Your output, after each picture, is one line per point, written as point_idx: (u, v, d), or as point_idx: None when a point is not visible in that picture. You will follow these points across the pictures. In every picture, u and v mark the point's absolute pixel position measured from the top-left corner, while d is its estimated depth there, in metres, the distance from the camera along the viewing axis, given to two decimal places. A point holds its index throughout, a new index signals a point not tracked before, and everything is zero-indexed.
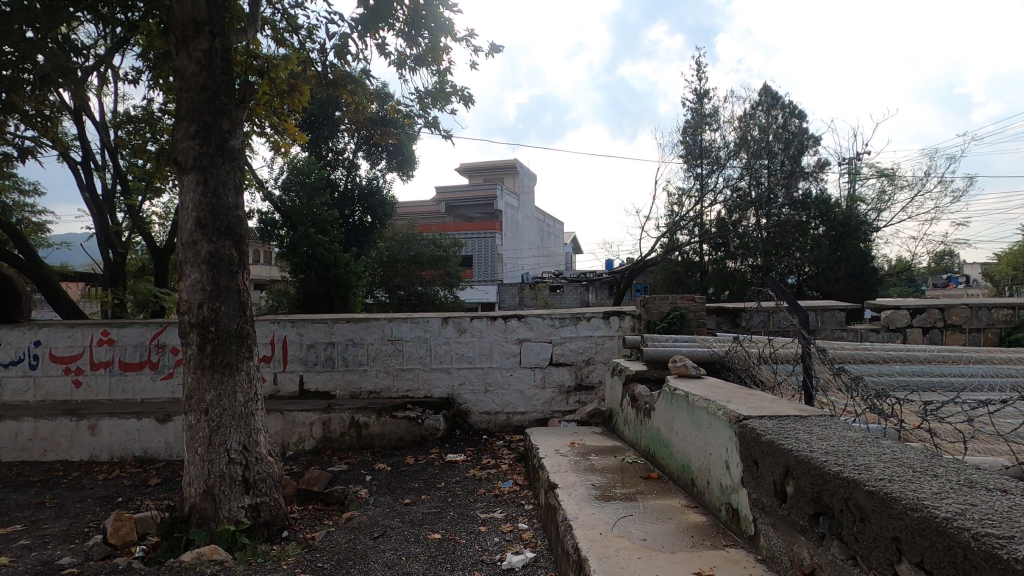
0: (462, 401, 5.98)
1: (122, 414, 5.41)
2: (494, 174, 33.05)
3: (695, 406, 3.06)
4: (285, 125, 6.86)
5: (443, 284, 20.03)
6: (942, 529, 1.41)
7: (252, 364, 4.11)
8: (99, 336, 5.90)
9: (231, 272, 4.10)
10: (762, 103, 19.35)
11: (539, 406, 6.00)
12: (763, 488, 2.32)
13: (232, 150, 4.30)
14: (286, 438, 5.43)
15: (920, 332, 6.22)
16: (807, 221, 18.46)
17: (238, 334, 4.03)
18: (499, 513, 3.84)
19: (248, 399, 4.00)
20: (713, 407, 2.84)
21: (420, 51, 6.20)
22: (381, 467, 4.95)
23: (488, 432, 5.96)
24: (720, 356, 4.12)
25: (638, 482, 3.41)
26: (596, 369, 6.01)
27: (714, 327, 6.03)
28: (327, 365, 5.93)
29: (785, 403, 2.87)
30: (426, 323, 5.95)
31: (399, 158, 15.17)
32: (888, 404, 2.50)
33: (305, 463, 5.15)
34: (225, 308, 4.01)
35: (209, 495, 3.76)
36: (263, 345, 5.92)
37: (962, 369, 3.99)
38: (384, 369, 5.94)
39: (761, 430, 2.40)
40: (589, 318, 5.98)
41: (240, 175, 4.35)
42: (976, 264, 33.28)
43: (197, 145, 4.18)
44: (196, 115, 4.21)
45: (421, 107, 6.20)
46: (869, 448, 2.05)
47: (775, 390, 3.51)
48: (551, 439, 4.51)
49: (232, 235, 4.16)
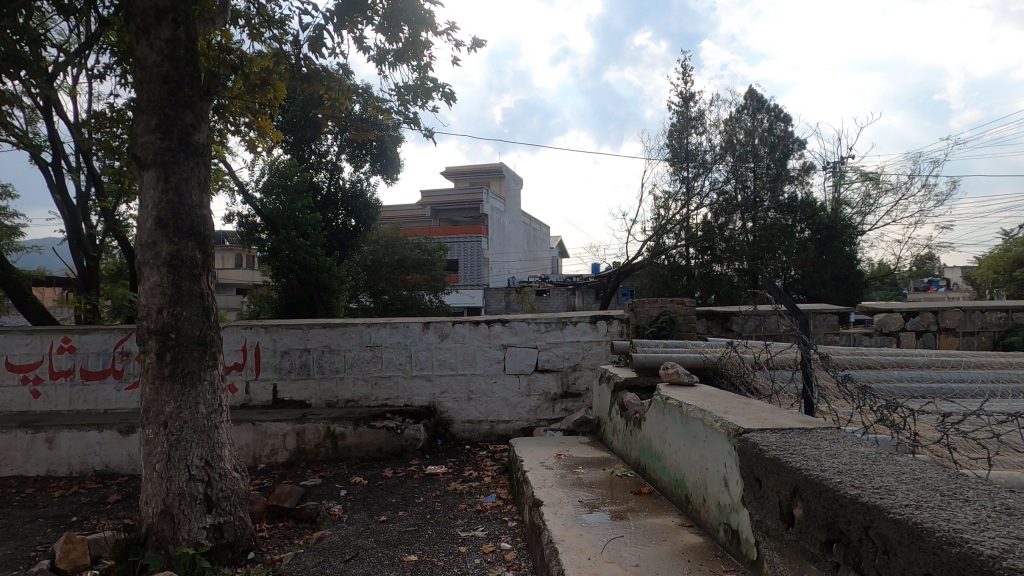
0: (444, 409, 5.74)
1: (81, 426, 5.10)
2: (480, 179, 32.88)
3: (689, 417, 2.86)
4: (260, 123, 6.60)
5: (428, 288, 19.78)
6: (988, 571, 1.21)
7: (217, 373, 3.84)
8: (59, 344, 5.58)
9: (194, 274, 3.84)
10: (748, 106, 19.33)
11: (524, 414, 5.77)
12: (767, 510, 2.11)
13: (196, 145, 4.05)
14: (257, 450, 5.16)
15: (914, 336, 6.09)
16: (793, 225, 18.40)
17: (202, 341, 3.77)
18: (480, 531, 3.60)
19: (211, 411, 3.73)
20: (710, 419, 2.64)
21: (400, 47, 5.97)
22: (358, 480, 4.69)
23: (471, 441, 5.71)
24: (713, 362, 3.92)
25: (628, 498, 3.19)
26: (583, 376, 5.79)
27: (704, 331, 5.86)
28: (302, 373, 5.66)
29: (786, 414, 2.66)
30: (406, 328, 5.71)
31: (383, 161, 14.92)
32: (900, 415, 2.30)
33: (277, 477, 4.87)
34: (187, 313, 3.74)
35: (167, 515, 3.50)
36: (234, 352, 5.64)
37: (963, 375, 3.83)
38: (362, 377, 5.68)
39: (765, 445, 2.20)
40: (577, 322, 5.77)
41: (205, 172, 4.09)
42: (956, 268, 33.56)
43: (158, 139, 3.91)
44: (158, 107, 3.95)
45: (400, 103, 5.95)
46: (885, 468, 1.86)
47: (772, 398, 3.32)
48: (536, 450, 4.29)
49: (196, 236, 3.91)
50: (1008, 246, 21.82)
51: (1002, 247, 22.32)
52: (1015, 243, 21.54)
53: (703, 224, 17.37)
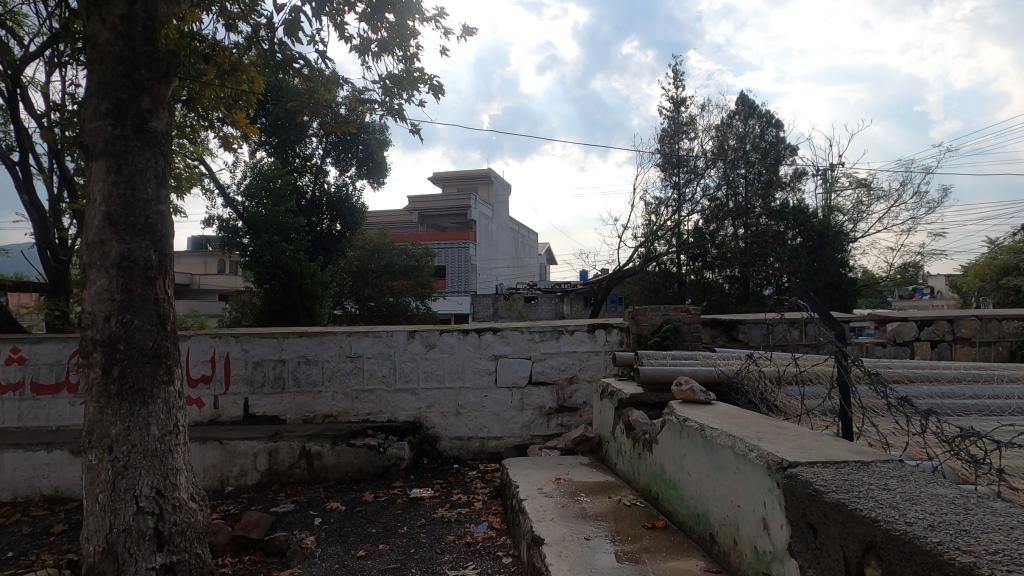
0: (430, 425, 5.31)
1: (28, 446, 4.61)
2: (467, 185, 32.40)
3: (714, 443, 2.47)
4: (235, 117, 6.20)
5: (415, 295, 19.32)
6: None
7: (173, 389, 3.40)
8: (8, 354, 5.10)
9: (148, 278, 3.40)
10: (739, 112, 18.84)
11: (517, 430, 5.36)
12: (828, 567, 1.73)
13: (153, 134, 3.61)
14: (225, 471, 4.70)
15: (928, 346, 5.73)
16: (784, 231, 17.82)
17: (155, 354, 3.32)
18: (470, 570, 3.19)
19: (165, 432, 3.28)
20: (743, 448, 2.26)
21: (384, 36, 5.58)
22: (334, 506, 4.25)
23: (460, 460, 5.29)
24: (728, 376, 3.54)
25: (641, 534, 2.80)
26: (581, 389, 5.40)
27: (709, 341, 5.48)
28: (276, 387, 5.21)
29: (829, 440, 2.28)
30: (390, 337, 5.28)
31: (369, 165, 14.46)
32: (973, 447, 1.95)
33: (245, 502, 4.42)
34: (138, 321, 3.30)
35: (110, 555, 3.05)
36: (202, 364, 5.18)
37: (1001, 391, 3.49)
38: (342, 390, 5.25)
39: (820, 484, 1.82)
40: (573, 331, 5.38)
41: (163, 164, 3.66)
42: (940, 275, 33.34)
43: (109, 126, 3.48)
44: (109, 90, 3.52)
45: (384, 94, 5.54)
46: (988, 520, 1.48)
47: (801, 420, 2.95)
48: (533, 473, 3.88)
49: (151, 235, 3.47)
50: (995, 253, 21.59)
51: (988, 254, 22.11)
52: (1001, 250, 21.32)
53: (693, 231, 17.33)
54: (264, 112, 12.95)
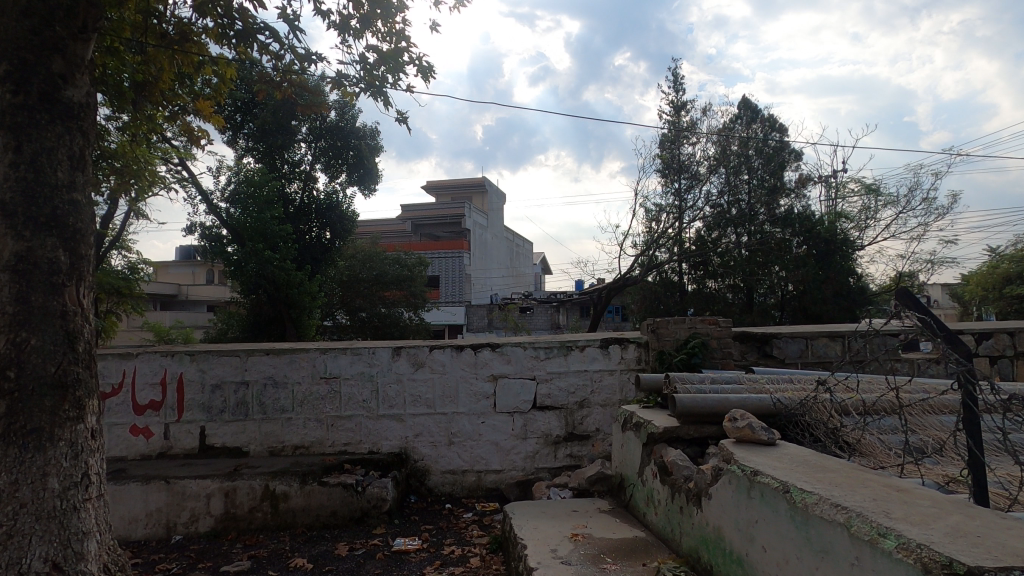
0: (418, 457, 4.56)
1: None
2: (460, 194, 31.69)
3: (812, 514, 1.75)
4: (200, 107, 5.64)
5: (408, 305, 18.53)
6: None
7: (82, 428, 2.66)
8: None
9: (52, 284, 2.66)
10: (741, 116, 18.16)
11: (519, 462, 4.61)
12: None
13: (67, 104, 2.88)
14: (172, 517, 3.94)
15: (988, 363, 5.02)
16: (789, 239, 17.16)
17: (58, 384, 2.57)
18: None
19: (68, 486, 2.55)
20: (869, 531, 1.53)
21: (365, 12, 4.87)
22: (299, 564, 3.49)
23: (453, 497, 4.55)
24: (788, 407, 2.83)
25: None
26: (592, 415, 4.67)
27: (738, 358, 4.77)
28: (238, 414, 4.45)
29: (989, 516, 1.56)
30: (372, 354, 4.53)
31: (360, 172, 13.59)
32: None
33: (192, 559, 3.66)
34: (39, 340, 2.56)
35: None
36: (152, 388, 4.43)
37: None
38: (314, 417, 4.49)
39: None
40: (584, 348, 4.66)
41: (80, 144, 2.93)
42: (937, 284, 32.73)
43: (7, 92, 2.72)
44: (10, 50, 2.78)
45: (367, 80, 4.84)
46: None
47: (903, 471, 2.24)
48: (543, 526, 3.14)
49: (60, 230, 2.73)
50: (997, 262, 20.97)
51: (991, 262, 21.48)
52: (1004, 258, 20.70)
53: (693, 237, 16.77)
54: (251, 116, 12.38)
